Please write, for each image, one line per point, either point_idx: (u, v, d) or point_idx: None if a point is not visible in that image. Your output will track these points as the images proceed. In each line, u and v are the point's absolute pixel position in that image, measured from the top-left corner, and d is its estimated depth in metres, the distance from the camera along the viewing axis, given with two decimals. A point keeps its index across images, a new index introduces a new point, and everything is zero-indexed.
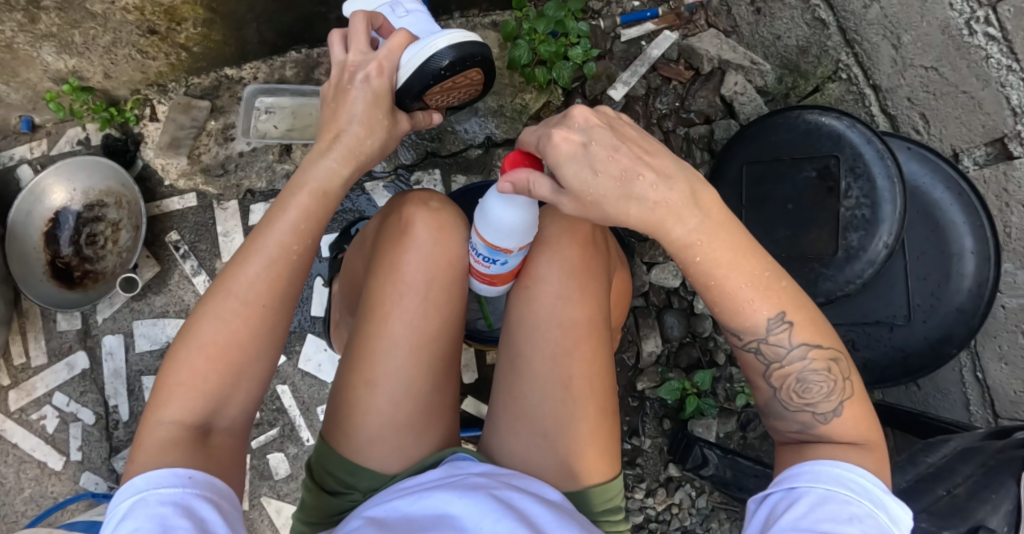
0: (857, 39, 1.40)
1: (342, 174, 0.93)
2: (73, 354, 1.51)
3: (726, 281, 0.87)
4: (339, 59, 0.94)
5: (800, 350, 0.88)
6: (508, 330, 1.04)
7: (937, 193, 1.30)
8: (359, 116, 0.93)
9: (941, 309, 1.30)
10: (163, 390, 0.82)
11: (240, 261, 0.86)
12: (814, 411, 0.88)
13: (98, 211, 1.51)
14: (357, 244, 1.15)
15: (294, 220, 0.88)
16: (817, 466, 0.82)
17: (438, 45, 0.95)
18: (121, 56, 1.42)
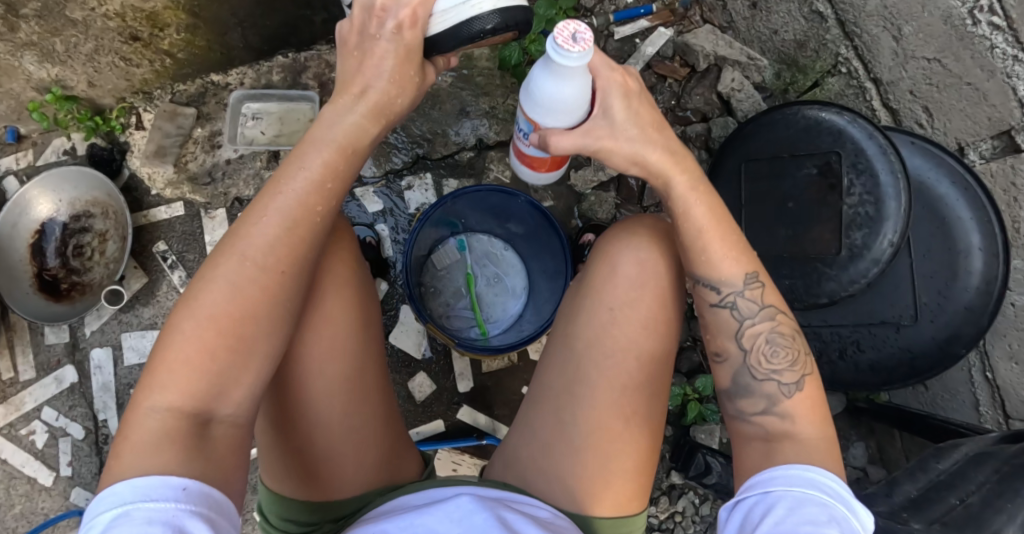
0: (856, 31, 1.35)
1: (365, 130, 0.90)
2: (61, 368, 1.47)
3: (708, 235, 0.94)
4: (365, 1, 0.88)
5: (767, 312, 0.94)
6: (572, 344, 0.99)
7: (942, 188, 1.26)
8: (388, 72, 0.89)
9: (949, 307, 1.26)
10: (163, 367, 0.76)
11: (254, 219, 0.83)
12: (779, 381, 0.92)
13: (84, 221, 1.48)
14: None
15: (314, 175, 0.86)
16: (790, 470, 0.82)
17: (481, 6, 0.87)
18: (105, 64, 1.40)
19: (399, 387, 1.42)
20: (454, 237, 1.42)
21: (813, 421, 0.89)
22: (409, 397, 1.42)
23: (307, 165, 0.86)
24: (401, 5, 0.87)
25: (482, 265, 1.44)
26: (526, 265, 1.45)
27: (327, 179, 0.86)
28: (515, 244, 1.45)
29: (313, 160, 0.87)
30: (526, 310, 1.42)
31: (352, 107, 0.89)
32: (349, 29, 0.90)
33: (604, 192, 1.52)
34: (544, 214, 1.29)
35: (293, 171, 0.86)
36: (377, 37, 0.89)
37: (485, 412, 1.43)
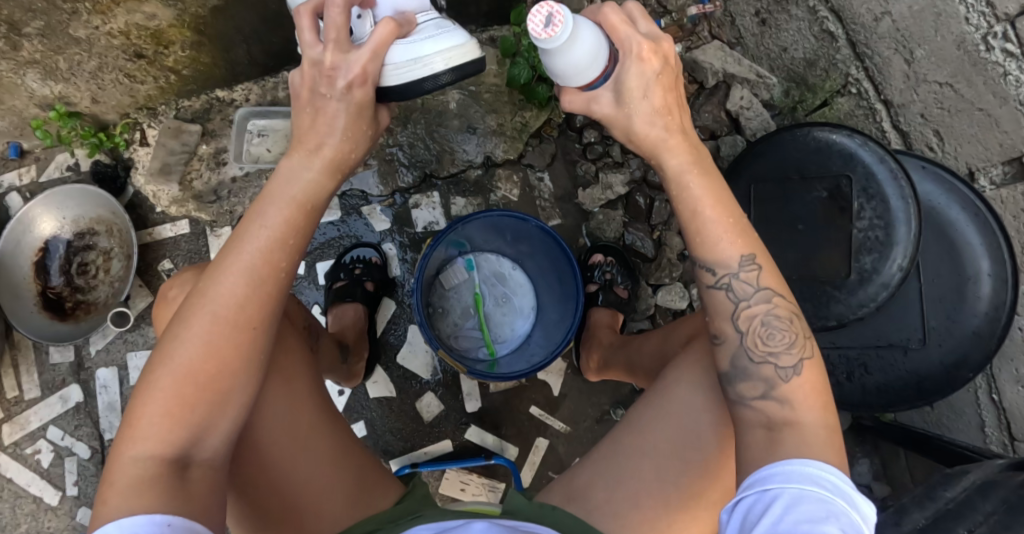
0: (867, 53, 1.35)
1: (322, 185, 0.86)
2: (67, 388, 1.46)
3: (702, 211, 0.92)
4: (313, 56, 0.81)
5: (763, 294, 0.92)
6: (683, 414, 1.07)
7: (953, 213, 1.26)
8: (341, 130, 0.85)
9: (956, 332, 1.27)
10: (135, 421, 0.79)
11: (218, 272, 0.81)
12: (776, 365, 0.91)
13: (89, 239, 1.47)
14: (188, 280, 1.00)
15: (275, 234, 0.83)
16: (787, 467, 0.82)
17: (435, 65, 0.87)
18: (108, 81, 1.38)
19: (407, 407, 1.42)
20: (463, 257, 1.41)
21: (814, 408, 0.89)
22: (417, 417, 1.42)
23: (265, 217, 0.83)
24: (352, 63, 0.81)
25: (490, 285, 1.43)
26: (534, 285, 1.44)
27: (291, 234, 0.83)
28: (523, 263, 1.44)
29: (272, 212, 0.83)
30: (536, 330, 1.42)
31: (307, 161, 0.85)
32: (298, 81, 0.84)
33: (611, 210, 1.51)
34: (556, 241, 1.24)
35: (252, 225, 0.83)
36: (327, 94, 0.83)
37: (493, 432, 1.44)
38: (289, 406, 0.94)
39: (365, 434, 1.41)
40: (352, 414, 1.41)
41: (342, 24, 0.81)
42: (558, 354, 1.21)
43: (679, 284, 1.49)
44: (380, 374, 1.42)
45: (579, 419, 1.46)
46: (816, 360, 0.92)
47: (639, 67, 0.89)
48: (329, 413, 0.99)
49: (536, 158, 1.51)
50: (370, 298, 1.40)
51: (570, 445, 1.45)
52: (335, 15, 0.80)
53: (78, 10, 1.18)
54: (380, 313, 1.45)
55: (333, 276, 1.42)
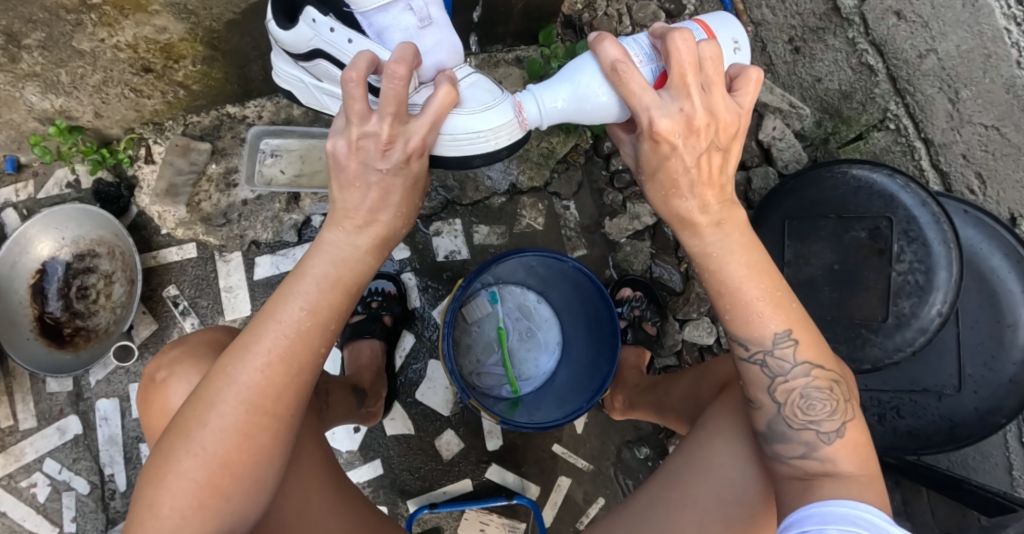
0: (909, 89, 1.31)
1: (365, 264, 0.80)
2: (65, 419, 1.38)
3: (743, 287, 0.85)
4: (366, 129, 0.76)
5: (802, 368, 0.86)
6: (721, 464, 0.95)
7: (994, 261, 1.24)
8: (395, 205, 0.80)
9: (993, 380, 1.24)
10: (156, 513, 0.73)
11: (248, 356, 0.75)
12: (818, 430, 0.85)
13: (89, 261, 1.38)
14: (177, 359, 0.90)
15: (312, 316, 0.77)
16: (823, 508, 0.78)
17: (495, 139, 0.93)
18: (113, 96, 1.30)
19: (426, 445, 1.38)
20: (487, 290, 1.37)
21: (854, 458, 0.85)
22: (437, 455, 1.38)
23: (302, 295, 0.76)
24: (411, 135, 0.77)
25: (514, 319, 1.40)
26: (560, 319, 1.42)
27: (329, 320, 0.77)
28: (548, 296, 1.42)
29: (309, 289, 0.77)
30: (561, 366, 1.40)
31: (354, 236, 0.79)
32: (342, 153, 0.77)
33: (639, 241, 1.50)
34: (591, 280, 1.25)
35: (289, 304, 0.76)
36: (380, 169, 0.78)
37: (514, 471, 1.40)
38: (305, 475, 0.88)
39: (382, 472, 1.37)
40: (367, 452, 1.36)
41: (399, 97, 0.76)
42: (595, 403, 1.19)
43: (706, 319, 1.48)
44: (398, 410, 1.38)
45: (602, 457, 1.43)
46: (858, 420, 0.87)
47: (652, 145, 0.82)
48: (340, 477, 0.94)
49: (562, 186, 1.49)
50: (388, 333, 1.36)
51: (593, 482, 1.42)
52: (396, 89, 0.75)
53: (83, 21, 1.09)
54: (400, 347, 1.40)
55: None
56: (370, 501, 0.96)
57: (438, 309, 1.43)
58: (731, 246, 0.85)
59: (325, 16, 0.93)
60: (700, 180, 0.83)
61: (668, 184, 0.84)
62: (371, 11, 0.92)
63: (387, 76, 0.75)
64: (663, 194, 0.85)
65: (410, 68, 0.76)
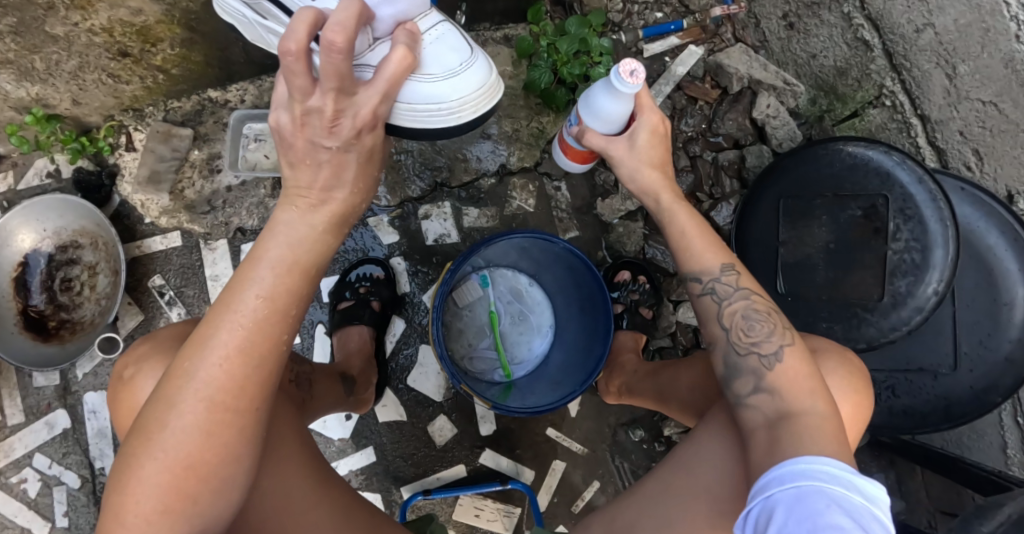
0: (904, 65, 1.29)
1: (325, 244, 0.81)
2: (53, 413, 1.35)
3: (690, 235, 1.03)
4: (313, 105, 0.75)
5: (742, 292, 0.99)
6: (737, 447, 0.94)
7: (991, 238, 1.22)
8: (349, 182, 0.81)
9: (989, 358, 1.22)
10: (122, 521, 0.71)
11: (206, 353, 0.73)
12: (759, 352, 0.93)
13: (72, 253, 1.35)
14: (146, 354, 0.85)
15: (271, 303, 0.76)
16: (784, 468, 0.78)
17: (462, 114, 0.96)
18: (90, 81, 1.26)
19: (419, 431, 1.37)
20: (477, 274, 1.37)
21: (798, 388, 0.88)
22: (430, 441, 1.37)
23: (259, 283, 0.76)
24: (359, 107, 0.77)
25: (506, 302, 1.39)
26: (552, 301, 1.41)
27: (288, 306, 0.77)
28: (540, 279, 1.41)
29: (266, 276, 0.76)
30: (555, 350, 1.39)
31: (308, 216, 0.80)
32: (288, 131, 0.77)
33: (632, 222, 1.48)
34: (583, 262, 1.24)
35: (244, 293, 0.75)
36: (329, 147, 0.78)
37: (508, 455, 1.39)
38: (279, 469, 0.86)
39: (376, 459, 1.36)
40: (360, 439, 1.35)
41: (340, 71, 0.72)
42: (587, 389, 1.17)
43: None
44: (389, 397, 1.36)
45: (596, 440, 1.43)
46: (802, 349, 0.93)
47: (647, 135, 1.04)
48: (321, 468, 0.92)
49: (553, 166, 1.48)
50: (378, 319, 1.33)
51: (587, 466, 1.42)
52: (335, 63, 0.71)
53: (56, 4, 1.06)
54: (390, 331, 1.39)
55: (338, 295, 1.34)
56: (353, 492, 0.93)
57: (427, 294, 1.41)
58: (677, 209, 1.05)
59: None
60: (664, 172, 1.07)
61: (643, 161, 1.05)
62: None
63: (324, 50, 0.70)
64: (638, 168, 1.05)
65: (350, 41, 0.71)
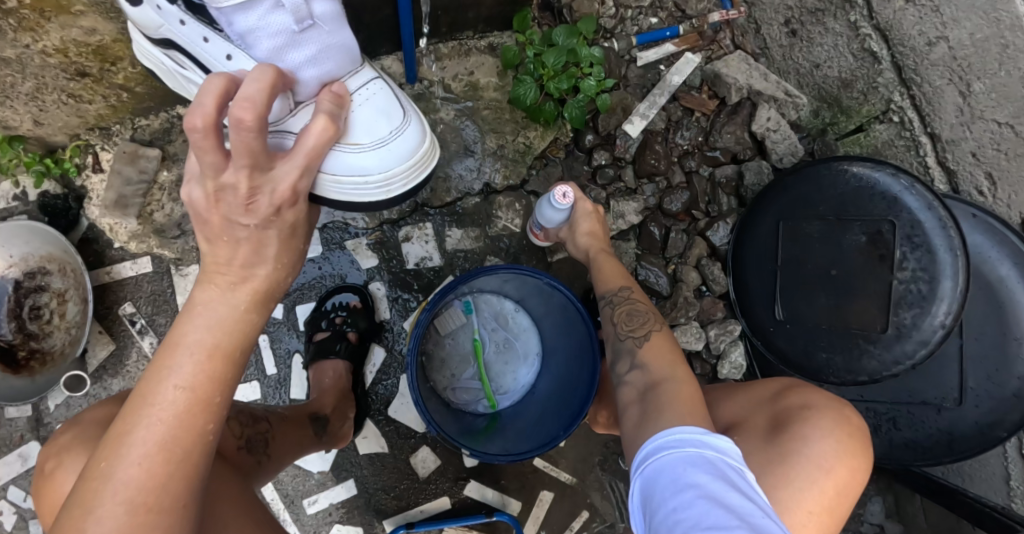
0: (915, 79, 1.20)
1: (249, 322, 0.78)
2: (26, 445, 1.32)
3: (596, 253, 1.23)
4: (224, 180, 0.76)
5: (626, 292, 1.15)
6: None
7: (1003, 269, 1.15)
8: (271, 259, 0.80)
9: (998, 394, 1.15)
10: None
11: (122, 452, 0.69)
12: (633, 336, 1.08)
13: (40, 280, 1.31)
14: (69, 445, 0.83)
15: (192, 392, 0.73)
16: (655, 441, 0.81)
17: (389, 187, 1.00)
18: (50, 102, 1.20)
19: (401, 463, 1.33)
20: (460, 300, 1.31)
21: (663, 364, 1.01)
22: (412, 473, 1.33)
23: (178, 372, 0.72)
24: (277, 183, 0.78)
25: (490, 329, 1.34)
26: (539, 327, 1.36)
27: (211, 393, 0.73)
28: (526, 305, 1.35)
29: (185, 365, 0.73)
30: (541, 379, 1.33)
31: (227, 295, 0.77)
32: (204, 208, 0.78)
33: (625, 242, 1.44)
34: (567, 296, 1.19)
35: (162, 384, 0.72)
36: (246, 224, 0.78)
37: (493, 487, 1.35)
38: None
39: (357, 492, 1.32)
40: (340, 472, 1.31)
41: (250, 147, 0.75)
42: (573, 431, 1.12)
43: (694, 323, 1.42)
44: (370, 428, 1.32)
45: (585, 469, 1.38)
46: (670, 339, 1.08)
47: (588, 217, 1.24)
48: None
49: (541, 184, 1.41)
50: (355, 350, 1.29)
51: (574, 496, 1.38)
52: (245, 140, 0.74)
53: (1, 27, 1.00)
54: (369, 361, 1.34)
55: (314, 325, 1.30)
56: None
57: (408, 320, 1.36)
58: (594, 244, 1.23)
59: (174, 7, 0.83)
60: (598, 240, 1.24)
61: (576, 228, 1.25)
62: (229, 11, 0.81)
63: (233, 126, 0.73)
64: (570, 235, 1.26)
65: (259, 117, 0.74)
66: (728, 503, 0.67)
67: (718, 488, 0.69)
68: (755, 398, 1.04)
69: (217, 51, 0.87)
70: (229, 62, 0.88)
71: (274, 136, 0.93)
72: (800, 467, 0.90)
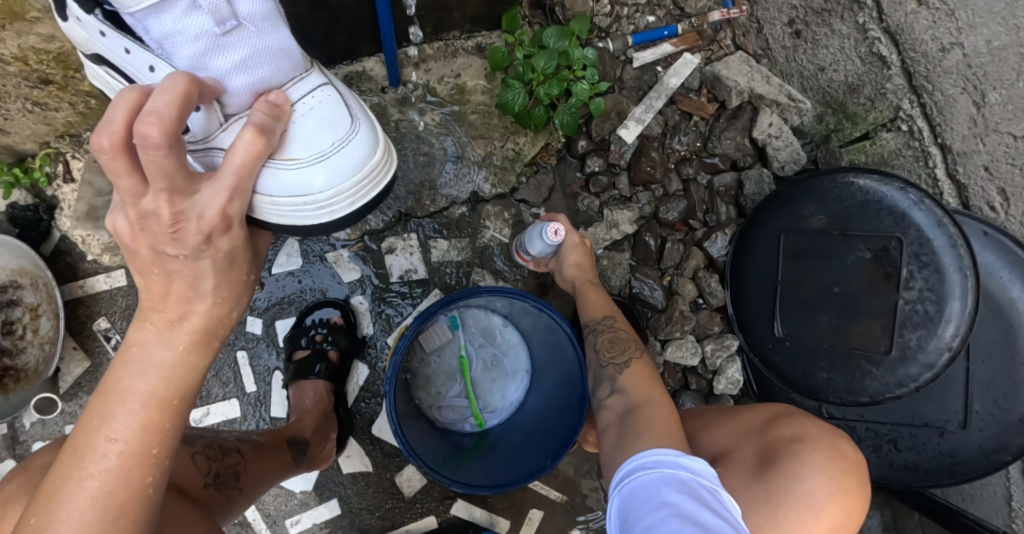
0: (926, 86, 1.13)
1: (190, 364, 0.71)
2: (1, 463, 1.29)
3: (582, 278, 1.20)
4: (144, 207, 0.66)
5: (608, 321, 1.12)
6: None
7: (1014, 291, 1.10)
8: (210, 291, 0.71)
9: (1005, 419, 1.10)
10: None
11: (53, 517, 0.64)
12: (615, 364, 1.04)
13: (11, 294, 1.26)
14: (11, 493, 0.76)
15: (129, 447, 0.67)
16: (633, 465, 0.77)
17: (337, 207, 0.86)
18: (15, 111, 1.14)
19: (386, 482, 1.32)
20: (447, 316, 1.26)
21: (642, 389, 0.98)
22: (398, 492, 1.32)
23: (113, 425, 0.67)
24: (202, 207, 0.67)
25: (477, 345, 1.30)
26: (527, 343, 1.31)
27: (151, 446, 0.68)
28: (514, 320, 1.30)
29: (120, 416, 0.67)
30: (529, 397, 1.29)
31: (165, 336, 0.70)
32: (128, 237, 0.68)
33: (617, 252, 1.38)
34: (555, 317, 1.15)
35: (94, 436, 0.66)
36: (174, 254, 0.68)
37: (481, 506, 1.34)
38: None
39: (340, 512, 1.31)
40: (324, 491, 1.30)
41: (164, 169, 0.64)
42: (559, 462, 1.10)
43: (690, 337, 1.36)
44: (354, 447, 1.31)
45: (574, 486, 1.36)
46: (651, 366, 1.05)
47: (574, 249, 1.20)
48: None
49: (531, 193, 1.35)
50: (337, 370, 1.28)
51: (563, 513, 1.36)
52: (154, 161, 0.63)
53: None
54: (351, 380, 1.32)
55: (294, 342, 1.27)
56: None
57: (391, 336, 1.33)
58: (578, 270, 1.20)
59: (92, 16, 0.75)
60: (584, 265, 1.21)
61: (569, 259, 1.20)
62: (140, 16, 0.71)
63: (139, 145, 0.62)
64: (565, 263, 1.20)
65: (168, 134, 0.63)
66: (704, 521, 0.63)
67: (692, 506, 0.66)
68: (744, 427, 1.00)
69: (138, 62, 0.78)
70: (150, 73, 0.78)
71: (202, 154, 0.82)
72: (788, 507, 0.85)
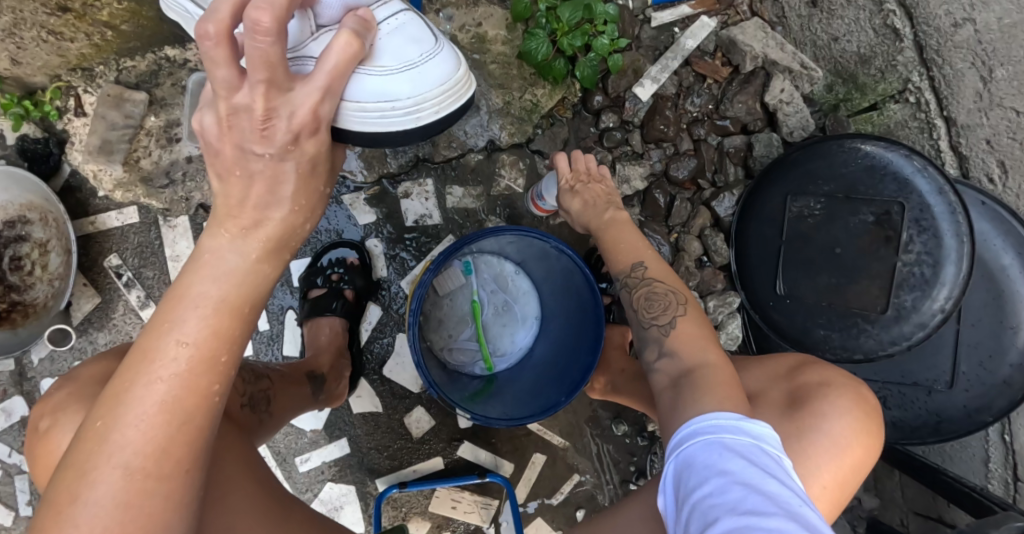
0: (936, 60, 1.18)
1: (260, 273, 0.76)
2: (9, 400, 1.28)
3: (611, 224, 1.21)
4: (237, 104, 0.72)
5: (640, 272, 1.12)
6: None
7: (1006, 259, 1.17)
8: (288, 197, 0.77)
9: (988, 379, 1.19)
10: None
11: (125, 413, 0.68)
12: (657, 324, 1.05)
13: (20, 229, 1.22)
14: (63, 403, 0.82)
15: (199, 350, 0.71)
16: (694, 425, 0.81)
17: (423, 115, 0.88)
18: (29, 39, 1.09)
19: (394, 422, 1.36)
20: (461, 261, 1.30)
21: (684, 343, 1.00)
22: (406, 433, 1.36)
23: (183, 328, 0.71)
24: (295, 105, 0.73)
25: (489, 291, 1.33)
26: (538, 291, 1.36)
27: (218, 351, 0.72)
28: (526, 268, 1.35)
29: (189, 320, 0.71)
30: (538, 342, 1.34)
31: (239, 241, 0.75)
32: (214, 136, 0.74)
33: (629, 208, 1.43)
34: (573, 259, 1.18)
35: (166, 340, 0.70)
36: (261, 153, 0.74)
37: (486, 448, 1.39)
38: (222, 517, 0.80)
39: (349, 451, 1.34)
40: (333, 431, 1.33)
41: (268, 59, 0.69)
42: (573, 399, 1.15)
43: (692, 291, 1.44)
44: (364, 387, 1.34)
45: (577, 432, 1.43)
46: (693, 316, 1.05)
47: (572, 188, 1.24)
48: (274, 504, 0.89)
49: (546, 144, 1.38)
50: (353, 310, 1.29)
51: (562, 458, 1.42)
52: (261, 48, 0.68)
53: None
54: (365, 319, 1.34)
55: (309, 281, 1.29)
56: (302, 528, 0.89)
57: (405, 280, 1.35)
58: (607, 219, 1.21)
59: None
60: (598, 203, 1.23)
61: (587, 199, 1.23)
62: None
63: (248, 31, 0.67)
64: (580, 201, 1.22)
65: (278, 22, 0.68)
66: (768, 489, 0.66)
67: (756, 474, 0.69)
68: (769, 373, 1.06)
69: None
70: None
71: (292, 63, 0.82)
72: (817, 445, 0.92)
